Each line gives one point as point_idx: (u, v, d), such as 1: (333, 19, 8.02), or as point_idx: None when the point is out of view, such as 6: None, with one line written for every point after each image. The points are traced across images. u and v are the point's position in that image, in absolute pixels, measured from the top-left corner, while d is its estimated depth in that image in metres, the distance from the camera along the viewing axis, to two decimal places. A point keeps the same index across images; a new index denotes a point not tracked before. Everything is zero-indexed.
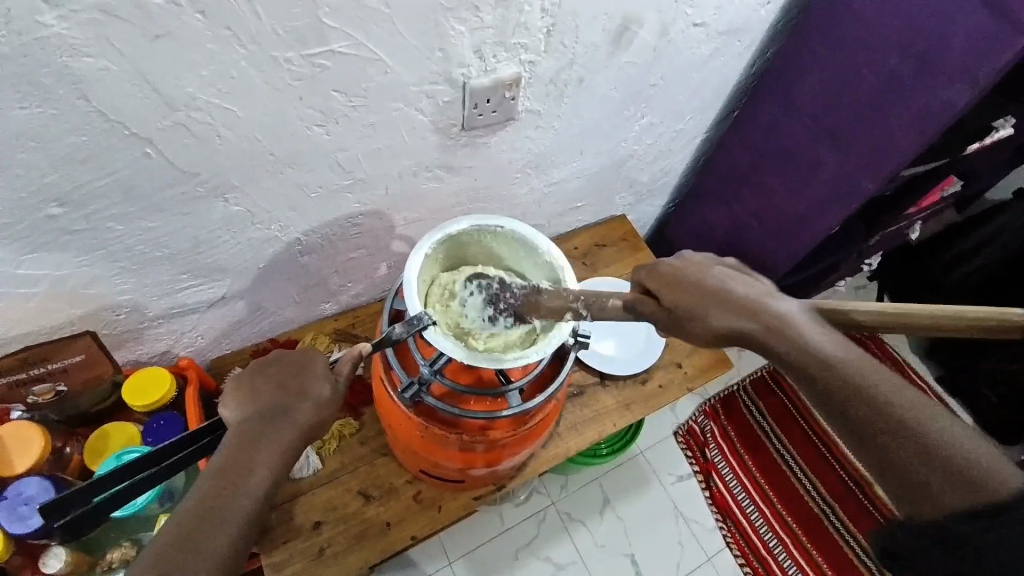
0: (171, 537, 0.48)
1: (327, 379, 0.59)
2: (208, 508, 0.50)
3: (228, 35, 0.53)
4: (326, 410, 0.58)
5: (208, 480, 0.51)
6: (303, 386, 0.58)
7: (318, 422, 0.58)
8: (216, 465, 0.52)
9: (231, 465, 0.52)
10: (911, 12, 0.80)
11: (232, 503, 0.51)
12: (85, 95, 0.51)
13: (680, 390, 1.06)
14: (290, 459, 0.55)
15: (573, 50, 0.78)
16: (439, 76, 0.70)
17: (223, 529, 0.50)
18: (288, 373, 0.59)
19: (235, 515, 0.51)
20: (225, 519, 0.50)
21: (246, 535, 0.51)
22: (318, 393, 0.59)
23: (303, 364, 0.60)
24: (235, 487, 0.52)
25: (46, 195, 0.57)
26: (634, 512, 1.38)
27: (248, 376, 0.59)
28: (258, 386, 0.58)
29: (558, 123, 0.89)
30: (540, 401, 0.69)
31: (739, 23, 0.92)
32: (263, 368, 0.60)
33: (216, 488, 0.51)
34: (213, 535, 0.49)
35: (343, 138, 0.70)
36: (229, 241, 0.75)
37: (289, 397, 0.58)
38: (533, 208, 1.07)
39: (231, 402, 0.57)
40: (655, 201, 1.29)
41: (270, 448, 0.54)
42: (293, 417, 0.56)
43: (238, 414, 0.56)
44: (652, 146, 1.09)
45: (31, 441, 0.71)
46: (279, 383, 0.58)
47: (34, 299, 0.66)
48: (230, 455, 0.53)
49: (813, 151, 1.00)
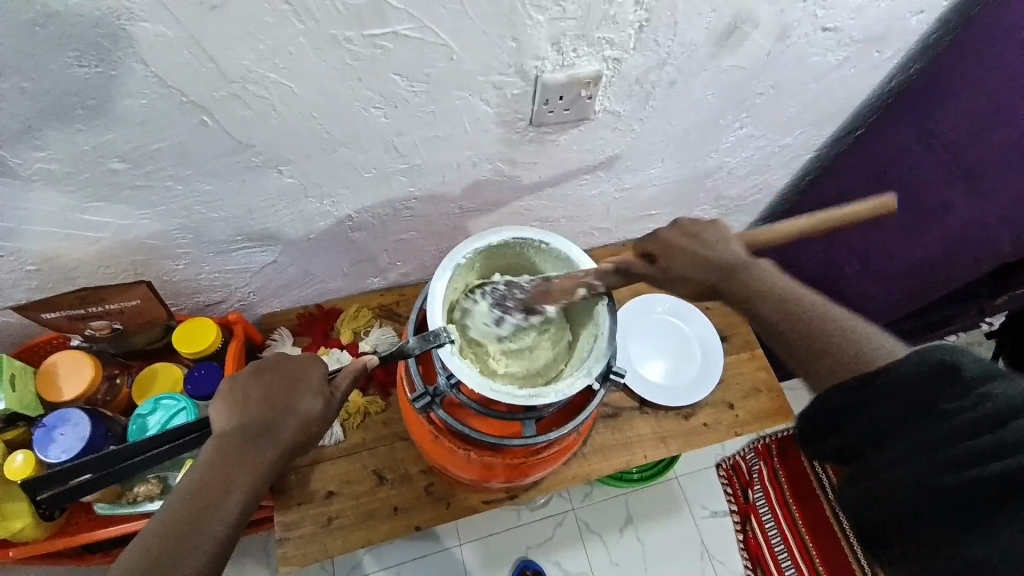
0: (139, 556, 0.47)
1: (319, 396, 0.60)
2: (178, 525, 0.49)
3: (286, 10, 0.50)
4: (312, 427, 0.59)
5: (181, 495, 0.51)
6: (292, 400, 0.59)
7: (304, 439, 0.58)
8: (197, 477, 0.52)
9: (212, 478, 0.52)
10: None
11: (213, 516, 0.51)
12: (142, 59, 0.51)
13: (726, 433, 0.97)
14: (265, 477, 0.55)
15: (667, 49, 0.68)
16: (510, 67, 0.63)
17: (196, 547, 0.49)
18: (278, 384, 0.60)
19: (206, 534, 0.50)
20: (205, 530, 0.50)
21: (223, 551, 0.50)
22: (306, 409, 0.59)
23: (298, 376, 0.61)
24: (208, 506, 0.51)
25: (107, 150, 0.58)
26: (656, 538, 1.32)
27: (242, 382, 0.60)
28: (249, 395, 0.59)
29: (639, 127, 0.81)
30: (554, 436, 0.65)
31: (881, 32, 0.77)
32: (258, 374, 0.60)
33: (188, 508, 0.50)
34: (184, 555, 0.48)
35: (400, 122, 0.66)
36: (282, 210, 0.75)
37: (276, 411, 0.58)
38: (601, 211, 0.99)
39: (221, 407, 0.58)
40: (742, 218, 1.16)
41: (247, 465, 0.54)
42: (277, 433, 0.57)
43: (224, 422, 0.57)
44: (747, 160, 0.97)
45: (82, 370, 0.77)
46: (268, 396, 0.59)
47: (100, 243, 0.70)
48: (208, 471, 0.53)
49: (947, 195, 0.84)
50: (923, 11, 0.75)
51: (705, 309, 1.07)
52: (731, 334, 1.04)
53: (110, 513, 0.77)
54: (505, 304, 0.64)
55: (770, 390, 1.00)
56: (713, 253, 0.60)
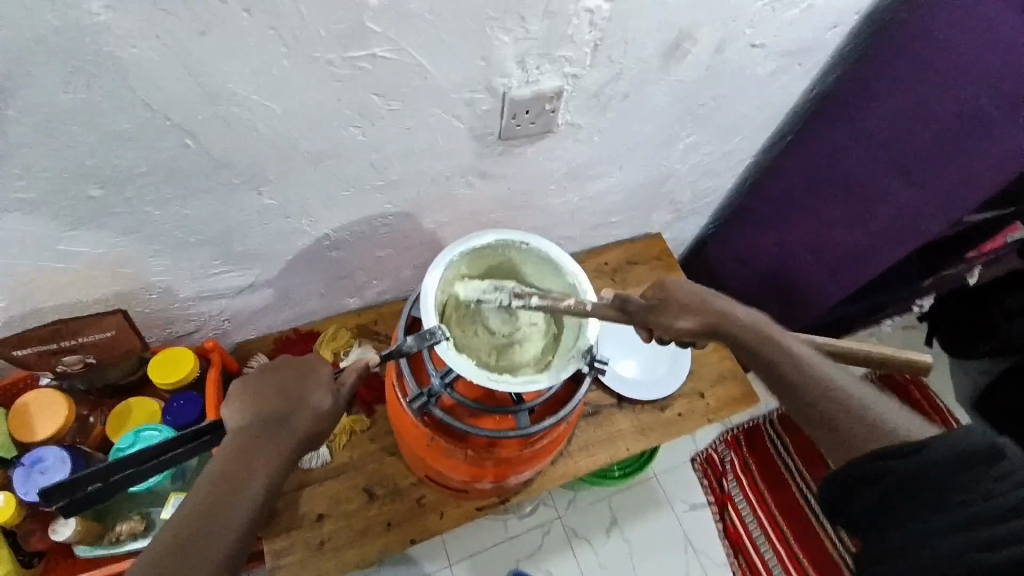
0: (164, 545, 0.47)
1: (328, 390, 0.59)
2: (202, 517, 0.50)
3: (271, 34, 0.53)
4: (324, 421, 0.58)
5: (205, 488, 0.52)
6: (305, 394, 0.58)
7: (316, 432, 0.58)
8: (216, 468, 0.53)
9: (230, 470, 0.53)
10: (993, 51, 0.76)
11: (231, 510, 0.51)
12: (129, 84, 0.52)
13: (700, 421, 1.02)
14: (282, 469, 0.55)
15: (620, 64, 0.75)
16: (480, 84, 0.68)
17: (215, 540, 0.49)
18: (289, 380, 0.59)
19: (225, 526, 0.50)
20: (223, 523, 0.50)
21: (239, 547, 0.50)
22: (319, 402, 0.59)
23: (308, 372, 0.60)
24: (231, 497, 0.52)
25: (88, 177, 0.59)
26: (641, 536, 1.35)
27: (254, 381, 0.59)
28: (262, 391, 0.58)
29: (599, 137, 0.87)
30: (549, 425, 0.68)
31: (800, 45, 0.87)
32: (268, 374, 0.60)
33: (208, 499, 0.51)
34: (207, 546, 0.48)
35: (378, 140, 0.69)
36: (260, 230, 0.75)
37: (291, 405, 0.58)
38: (566, 219, 1.05)
39: (234, 407, 0.58)
40: (695, 220, 1.25)
41: (264, 458, 0.55)
42: (291, 426, 0.57)
43: (241, 418, 0.57)
44: (696, 166, 1.05)
45: (57, 408, 0.75)
46: (279, 392, 0.58)
47: (74, 273, 0.69)
48: (227, 463, 0.53)
49: (875, 184, 0.94)
50: (835, 26, 0.86)
51: None
52: None
53: (91, 555, 0.74)
54: (510, 290, 0.69)
55: (735, 376, 1.07)
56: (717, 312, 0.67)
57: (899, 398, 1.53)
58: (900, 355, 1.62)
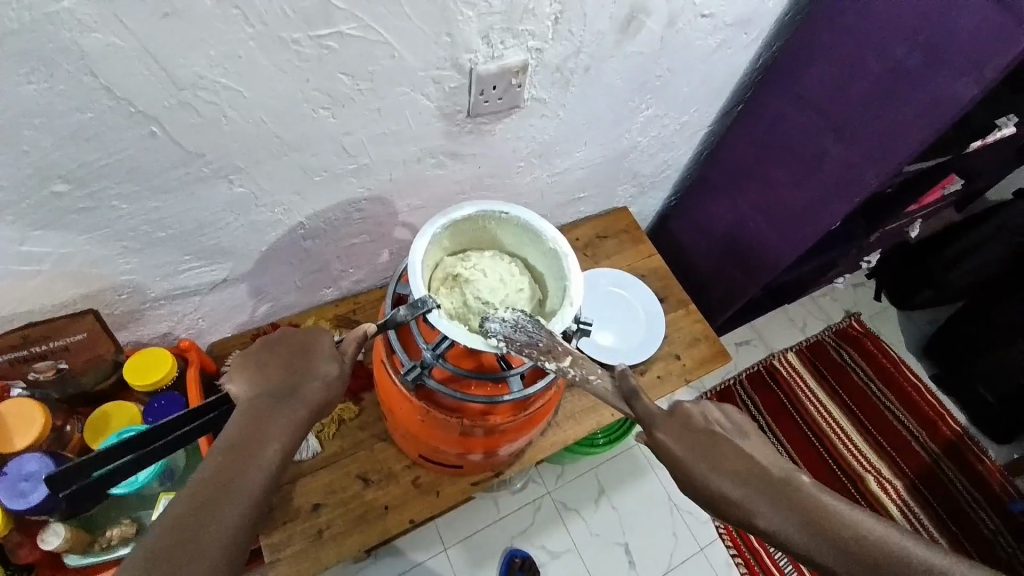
0: (184, 506, 0.48)
1: (333, 358, 0.61)
2: (217, 483, 0.50)
3: (236, 14, 0.53)
4: (333, 389, 0.60)
5: (218, 454, 0.52)
6: (311, 365, 0.60)
7: (327, 400, 0.60)
8: (229, 436, 0.53)
9: (244, 435, 0.53)
10: (917, 9, 0.79)
11: (247, 472, 0.52)
12: (91, 71, 0.51)
13: (678, 381, 1.07)
14: (296, 433, 0.56)
15: (580, 38, 0.78)
16: (446, 61, 0.69)
17: (234, 501, 0.50)
18: (293, 353, 0.60)
19: (241, 489, 0.51)
20: (240, 485, 0.51)
21: (257, 509, 0.51)
22: (325, 372, 0.60)
23: (309, 345, 0.61)
24: (245, 462, 0.52)
25: (51, 172, 0.57)
26: (629, 503, 1.39)
27: (254, 356, 0.60)
28: (267, 365, 0.59)
29: (563, 112, 0.89)
30: (540, 386, 0.70)
31: (747, 15, 0.92)
32: (269, 348, 0.61)
33: (222, 463, 0.51)
34: (225, 511, 0.49)
35: (349, 122, 0.70)
36: (232, 222, 0.74)
37: (297, 376, 0.59)
38: (535, 197, 1.07)
39: (236, 380, 0.58)
40: (658, 193, 1.29)
41: (276, 424, 0.55)
42: (302, 394, 0.58)
43: (247, 391, 0.57)
44: (656, 138, 1.09)
45: (33, 419, 0.72)
46: (286, 364, 0.59)
47: (39, 276, 0.66)
48: (240, 431, 0.54)
49: (820, 143, 0.98)
50: None
51: (641, 275, 1.17)
52: (668, 294, 1.15)
53: (80, 564, 0.73)
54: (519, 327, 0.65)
55: (707, 338, 1.11)
56: (700, 440, 0.58)
57: (855, 350, 1.62)
58: (852, 312, 1.70)
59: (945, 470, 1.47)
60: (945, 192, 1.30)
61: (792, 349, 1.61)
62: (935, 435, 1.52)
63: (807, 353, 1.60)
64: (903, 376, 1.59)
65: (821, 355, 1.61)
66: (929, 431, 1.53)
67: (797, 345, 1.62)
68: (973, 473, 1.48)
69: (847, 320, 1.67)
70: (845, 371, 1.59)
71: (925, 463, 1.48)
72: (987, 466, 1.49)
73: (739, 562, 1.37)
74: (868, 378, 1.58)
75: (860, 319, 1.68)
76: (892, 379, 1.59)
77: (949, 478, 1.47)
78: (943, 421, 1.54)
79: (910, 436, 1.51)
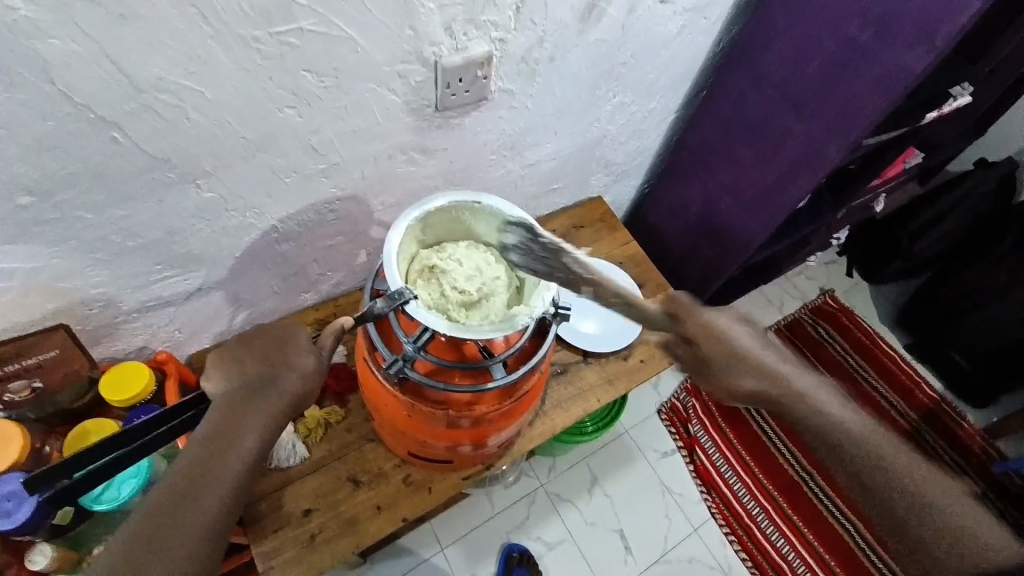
0: (169, 491, 0.51)
1: (311, 351, 0.62)
2: (195, 470, 0.52)
3: (194, 14, 0.53)
4: (312, 381, 0.61)
5: (198, 445, 0.54)
6: (287, 358, 0.61)
7: (305, 394, 0.61)
8: (209, 427, 0.55)
9: (222, 426, 0.55)
10: None
11: (227, 460, 0.53)
12: (49, 77, 0.51)
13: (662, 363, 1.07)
14: (276, 423, 0.57)
15: (543, 27, 0.78)
16: (411, 54, 0.70)
17: (216, 487, 0.52)
18: (269, 346, 0.61)
19: (223, 476, 0.53)
20: (220, 473, 0.53)
21: (240, 493, 0.54)
22: (303, 364, 0.61)
23: (286, 339, 0.62)
24: (224, 450, 0.54)
25: (12, 184, 0.56)
26: (622, 489, 1.40)
27: (231, 352, 0.61)
28: (242, 359, 0.60)
29: (530, 103, 0.90)
30: (522, 372, 0.71)
31: (704, 1, 0.94)
32: (246, 343, 0.62)
33: (202, 452, 0.53)
34: (204, 495, 0.52)
35: (315, 120, 0.69)
36: (203, 228, 0.73)
37: (275, 368, 0.60)
38: (510, 189, 1.07)
39: (213, 375, 0.59)
40: (631, 181, 1.31)
41: (255, 412, 0.57)
42: (281, 385, 0.59)
43: (223, 385, 0.58)
44: (625, 125, 1.11)
45: (10, 438, 0.70)
46: (263, 357, 0.61)
47: (7, 293, 0.65)
48: (218, 420, 0.55)
49: (782, 121, 1.01)
50: None
51: (619, 262, 1.18)
52: (646, 280, 1.17)
53: None
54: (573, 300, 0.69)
55: None
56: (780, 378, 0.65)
57: (831, 327, 1.66)
58: (828, 288, 1.74)
59: (922, 436, 1.52)
60: (906, 166, 1.34)
61: (772, 329, 1.64)
62: (911, 402, 1.57)
63: (786, 331, 1.64)
64: (876, 348, 1.64)
65: (797, 332, 1.65)
66: (906, 399, 1.57)
67: (776, 324, 1.65)
68: (949, 437, 1.53)
69: (823, 296, 1.71)
70: (821, 347, 1.62)
71: (904, 431, 1.52)
72: (963, 430, 1.54)
73: (733, 540, 1.38)
74: (844, 352, 1.62)
75: (835, 295, 1.71)
76: (868, 352, 1.63)
77: (926, 442, 1.51)
78: (919, 389, 1.59)
79: (887, 406, 1.55)
